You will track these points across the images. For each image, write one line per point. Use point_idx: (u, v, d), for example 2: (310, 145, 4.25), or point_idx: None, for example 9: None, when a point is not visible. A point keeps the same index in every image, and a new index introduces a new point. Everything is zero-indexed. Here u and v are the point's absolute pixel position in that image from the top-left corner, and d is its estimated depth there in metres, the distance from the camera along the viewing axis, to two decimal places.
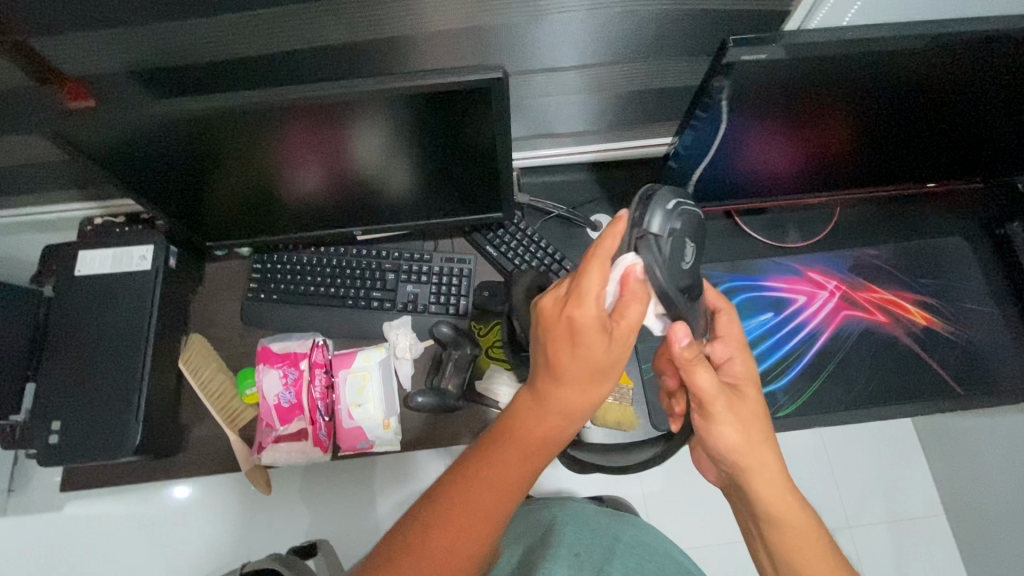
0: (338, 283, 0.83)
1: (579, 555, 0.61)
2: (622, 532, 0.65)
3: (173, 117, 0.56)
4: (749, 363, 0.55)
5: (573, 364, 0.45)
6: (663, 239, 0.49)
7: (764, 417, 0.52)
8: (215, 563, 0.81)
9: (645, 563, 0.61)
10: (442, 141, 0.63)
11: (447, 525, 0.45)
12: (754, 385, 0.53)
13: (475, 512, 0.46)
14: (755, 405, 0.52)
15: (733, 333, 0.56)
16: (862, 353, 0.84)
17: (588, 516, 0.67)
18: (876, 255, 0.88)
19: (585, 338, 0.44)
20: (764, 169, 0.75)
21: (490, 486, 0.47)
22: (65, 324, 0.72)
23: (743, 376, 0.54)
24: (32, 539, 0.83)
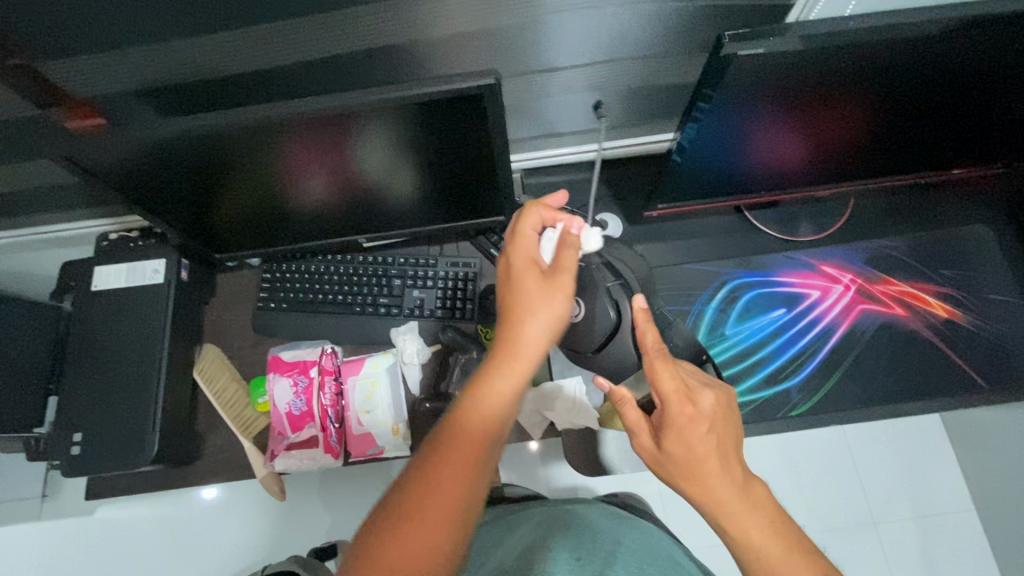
0: (346, 290, 0.83)
1: (582, 559, 0.55)
2: (625, 537, 0.60)
3: (182, 137, 0.57)
4: (677, 411, 0.50)
5: (508, 300, 0.54)
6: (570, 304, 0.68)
7: (694, 460, 0.49)
8: (243, 563, 0.84)
9: (648, 567, 0.55)
10: (442, 146, 0.63)
11: (424, 515, 0.44)
12: (679, 432, 0.50)
13: (445, 498, 0.45)
14: (680, 450, 0.50)
15: (663, 382, 0.51)
16: (881, 347, 0.82)
17: (589, 522, 0.62)
18: (893, 246, 0.85)
19: (522, 276, 0.54)
20: (772, 160, 0.73)
21: (454, 473, 0.46)
22: (85, 338, 0.74)
23: (672, 424, 0.50)
24: (70, 541, 0.87)
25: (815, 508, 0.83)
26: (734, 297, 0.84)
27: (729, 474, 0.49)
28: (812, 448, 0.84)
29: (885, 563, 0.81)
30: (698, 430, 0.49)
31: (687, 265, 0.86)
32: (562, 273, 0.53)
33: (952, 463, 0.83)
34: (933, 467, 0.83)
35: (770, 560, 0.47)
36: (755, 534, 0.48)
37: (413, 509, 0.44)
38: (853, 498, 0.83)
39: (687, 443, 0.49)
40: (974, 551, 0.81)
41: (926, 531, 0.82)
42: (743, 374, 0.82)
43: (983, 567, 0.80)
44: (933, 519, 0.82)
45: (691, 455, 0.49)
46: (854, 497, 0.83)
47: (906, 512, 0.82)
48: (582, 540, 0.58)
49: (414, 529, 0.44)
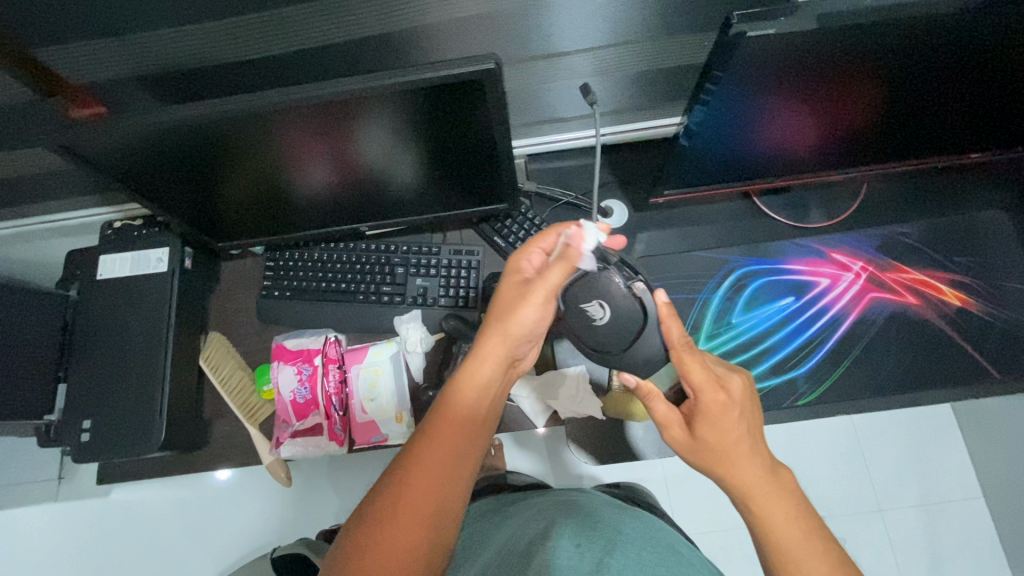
0: (349, 278, 0.83)
1: (581, 545, 0.53)
2: (625, 526, 0.58)
3: (180, 126, 0.56)
4: (710, 396, 0.52)
5: (499, 317, 0.57)
6: (590, 308, 0.66)
7: (726, 443, 0.50)
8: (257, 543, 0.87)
9: (647, 554, 0.53)
10: (441, 133, 0.62)
11: (396, 514, 0.47)
12: (713, 417, 0.51)
13: (416, 497, 0.47)
14: (714, 437, 0.51)
15: (698, 374, 0.53)
16: (891, 336, 0.80)
17: (590, 512, 0.60)
18: (907, 232, 0.83)
19: (511, 289, 0.58)
20: (782, 145, 0.71)
21: (426, 473, 0.48)
22: (92, 327, 0.74)
23: (707, 411, 0.51)
24: (84, 522, 0.89)
25: (819, 496, 0.83)
26: (742, 285, 0.83)
27: (758, 457, 0.49)
28: (817, 436, 0.84)
29: (891, 551, 0.81)
30: (730, 415, 0.51)
31: (694, 252, 0.84)
32: (545, 285, 0.58)
33: (961, 452, 0.82)
34: (942, 456, 0.82)
35: (787, 546, 0.45)
36: (778, 516, 0.47)
37: (386, 504, 0.47)
38: (858, 485, 0.83)
39: (720, 428, 0.50)
40: (979, 539, 0.81)
41: (932, 519, 0.81)
42: (750, 363, 0.81)
43: (988, 554, 0.80)
44: (938, 507, 0.82)
45: (724, 438, 0.50)
46: (859, 484, 0.83)
47: (912, 499, 0.82)
48: (582, 526, 0.57)
49: (384, 524, 0.46)
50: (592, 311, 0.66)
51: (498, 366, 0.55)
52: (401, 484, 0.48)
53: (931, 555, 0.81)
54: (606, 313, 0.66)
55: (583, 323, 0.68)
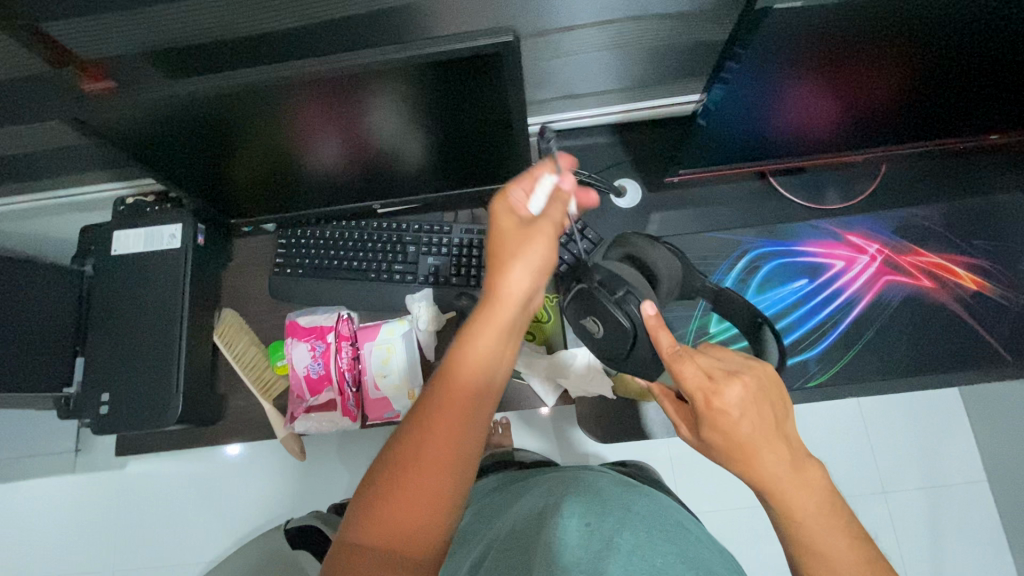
0: (361, 256, 0.83)
1: (590, 525, 0.48)
2: (634, 504, 0.54)
3: (193, 100, 0.56)
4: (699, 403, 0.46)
5: (501, 263, 0.52)
6: (588, 326, 0.60)
7: (731, 447, 0.45)
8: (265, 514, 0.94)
9: (657, 533, 0.49)
10: (456, 110, 0.61)
11: (415, 479, 0.45)
12: (714, 421, 0.46)
13: (432, 462, 0.45)
14: (719, 440, 0.46)
15: (686, 377, 0.47)
16: (905, 319, 0.79)
17: (596, 488, 0.56)
18: (925, 214, 0.82)
19: (508, 231, 0.54)
20: (802, 124, 0.69)
21: (440, 438, 0.46)
22: (107, 302, 0.75)
23: (705, 416, 0.47)
24: (103, 491, 0.98)
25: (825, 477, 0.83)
26: (756, 266, 0.82)
27: (774, 453, 0.44)
28: (823, 418, 0.84)
29: (893, 531, 0.82)
30: (731, 419, 0.45)
31: (707, 232, 0.84)
32: (545, 223, 0.54)
33: (968, 436, 0.83)
34: (947, 439, 0.83)
35: (807, 536, 0.44)
36: (800, 512, 0.44)
37: (403, 468, 0.45)
38: (863, 467, 0.83)
39: (723, 431, 0.46)
40: (983, 521, 0.81)
41: (935, 499, 0.82)
42: None
43: (992, 534, 0.81)
44: (942, 488, 0.83)
45: (728, 441, 0.46)
46: (864, 466, 0.83)
47: (915, 480, 0.83)
48: (591, 504, 0.52)
49: (404, 493, 0.45)
50: (588, 328, 0.60)
51: (508, 310, 0.51)
52: (416, 445, 0.46)
53: (934, 536, 0.82)
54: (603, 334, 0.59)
55: (580, 334, 0.63)
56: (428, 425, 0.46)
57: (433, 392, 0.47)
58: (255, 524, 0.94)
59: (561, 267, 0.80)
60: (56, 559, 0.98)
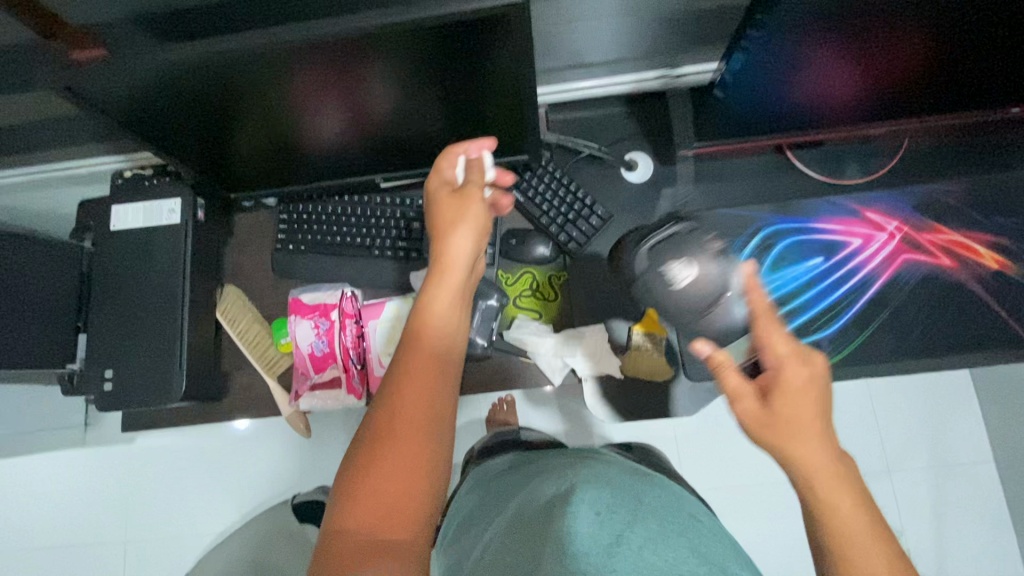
0: (365, 232, 0.82)
1: (601, 515, 0.45)
2: (645, 494, 0.50)
3: (185, 67, 0.53)
4: (796, 368, 0.44)
5: (444, 231, 0.56)
6: (679, 270, 0.60)
7: (799, 424, 0.42)
8: (274, 484, 0.98)
9: (669, 526, 0.45)
10: (460, 77, 0.58)
11: (396, 444, 0.45)
12: (796, 389, 0.43)
13: (410, 420, 0.46)
14: (793, 414, 0.42)
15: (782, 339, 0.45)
16: (922, 299, 0.77)
17: (605, 475, 0.52)
18: (946, 190, 0.79)
19: (445, 202, 0.58)
20: (822, 95, 0.66)
21: (412, 395, 0.47)
22: (107, 277, 0.74)
23: (791, 381, 0.44)
24: (114, 463, 1.00)
25: None
26: (769, 244, 0.80)
27: (831, 444, 0.42)
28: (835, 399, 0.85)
29: (899, 510, 0.85)
30: (808, 392, 0.43)
31: (721, 209, 0.81)
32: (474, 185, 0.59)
33: (976, 417, 0.84)
34: (956, 419, 0.84)
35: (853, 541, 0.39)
36: (843, 519, 0.39)
37: (384, 436, 0.45)
38: (871, 447, 0.85)
39: (801, 403, 0.43)
40: (987, 501, 0.84)
41: (943, 478, 0.84)
42: None
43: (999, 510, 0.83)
44: (953, 468, 0.85)
45: (803, 414, 0.42)
46: (872, 447, 0.85)
47: (924, 462, 0.85)
48: (602, 489, 0.48)
49: (388, 459, 0.44)
50: (678, 270, 0.60)
51: (457, 273, 0.54)
52: (392, 409, 0.47)
53: (937, 513, 0.84)
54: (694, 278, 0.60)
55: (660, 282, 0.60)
56: (399, 386, 0.48)
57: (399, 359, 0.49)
58: (267, 493, 0.98)
59: (569, 244, 0.78)
60: (75, 525, 1.01)
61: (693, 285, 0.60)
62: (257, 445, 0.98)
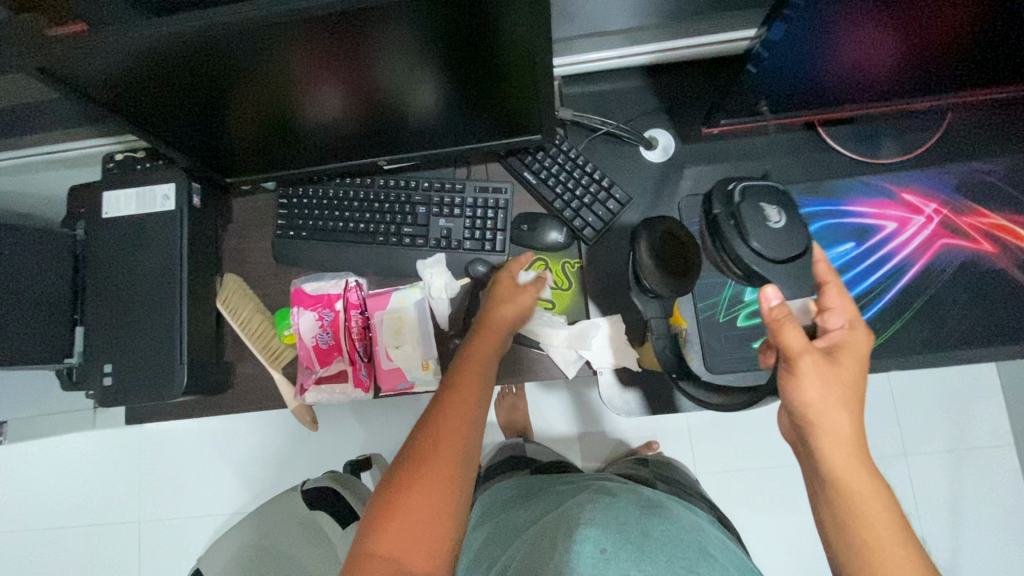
0: (368, 218, 0.78)
1: (606, 551, 0.46)
2: (653, 525, 0.49)
3: (169, 44, 0.49)
4: (860, 334, 0.46)
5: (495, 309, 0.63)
6: (770, 213, 0.52)
7: (859, 381, 0.44)
8: (288, 468, 0.98)
9: (677, 562, 0.45)
10: (469, 50, 0.53)
11: (429, 473, 0.47)
12: (857, 354, 0.45)
13: (445, 454, 0.49)
14: (854, 373, 0.44)
15: (847, 303, 0.47)
16: (958, 287, 0.72)
17: (610, 505, 0.52)
18: (990, 169, 0.73)
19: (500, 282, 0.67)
20: (863, 71, 0.61)
21: (450, 434, 0.50)
22: (102, 267, 0.71)
23: (851, 345, 0.46)
24: (126, 448, 1.00)
25: None
26: None
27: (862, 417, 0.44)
28: None
29: (912, 488, 0.91)
30: (861, 359, 0.46)
31: None
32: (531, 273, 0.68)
33: (996, 404, 0.91)
34: (971, 409, 0.91)
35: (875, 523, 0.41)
36: (858, 486, 0.42)
37: (419, 463, 0.48)
38: (890, 434, 0.91)
39: (858, 363, 0.45)
40: (998, 482, 0.90)
41: (959, 460, 0.91)
42: None
43: (1003, 485, 0.90)
44: (970, 451, 0.91)
45: (859, 377, 0.44)
46: (891, 432, 0.91)
47: (942, 446, 0.91)
48: (606, 525, 0.49)
49: (417, 487, 0.46)
50: (767, 212, 0.52)
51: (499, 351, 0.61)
52: (433, 440, 0.50)
53: (955, 494, 0.90)
54: (785, 226, 0.52)
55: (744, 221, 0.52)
56: (438, 420, 0.51)
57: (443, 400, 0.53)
58: (281, 477, 0.98)
59: (585, 229, 0.75)
60: (87, 511, 1.01)
61: (779, 233, 0.52)
62: (269, 431, 0.98)
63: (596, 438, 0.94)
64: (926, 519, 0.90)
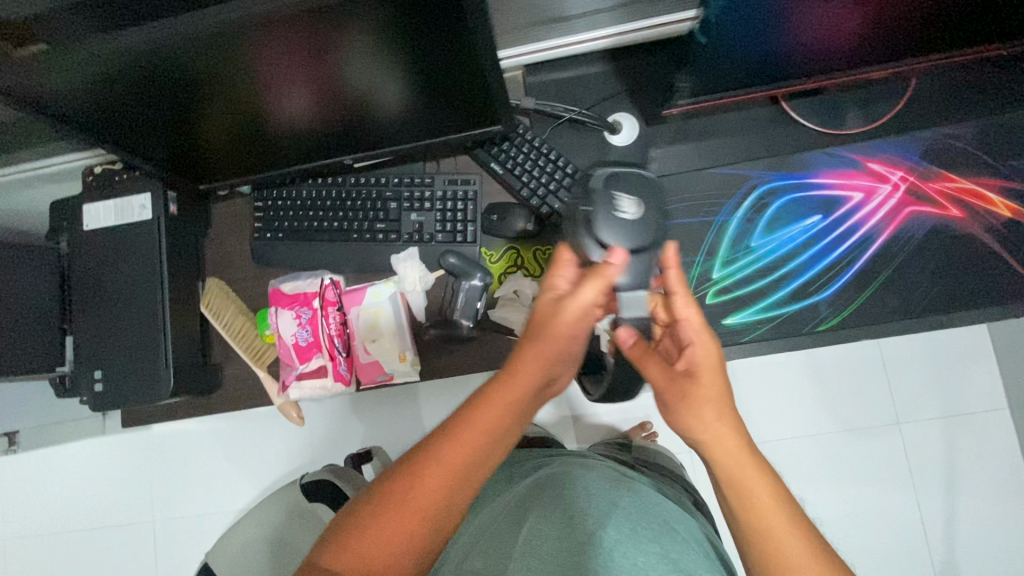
0: (341, 216, 0.79)
1: (574, 518, 0.48)
2: (620, 495, 0.51)
3: (130, 57, 0.50)
4: (713, 344, 0.48)
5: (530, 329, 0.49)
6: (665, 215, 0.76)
7: (714, 395, 0.47)
8: (285, 463, 1.01)
9: (640, 527, 0.46)
10: (422, 43, 0.54)
11: (400, 517, 0.43)
12: (711, 368, 0.48)
13: (423, 500, 0.43)
14: (712, 387, 0.47)
15: (694, 313, 0.49)
16: (926, 253, 0.73)
17: (578, 478, 0.54)
18: (956, 133, 0.73)
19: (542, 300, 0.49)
20: (824, 33, 0.59)
21: (433, 484, 0.43)
22: (86, 278, 0.73)
23: (705, 360, 0.48)
24: (132, 451, 1.04)
25: None
26: (764, 205, 0.76)
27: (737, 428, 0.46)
28: (827, 361, 0.91)
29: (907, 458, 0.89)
30: (719, 368, 0.48)
31: (711, 168, 0.76)
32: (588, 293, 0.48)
33: (989, 369, 0.87)
34: (966, 375, 0.88)
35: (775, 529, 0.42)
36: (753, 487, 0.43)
37: (395, 501, 0.43)
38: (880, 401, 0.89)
39: (713, 374, 0.48)
40: (995, 449, 0.87)
41: (953, 428, 0.88)
42: (769, 288, 0.75)
43: (1001, 453, 0.87)
44: (962, 417, 0.88)
45: (719, 389, 0.47)
46: (881, 400, 0.89)
47: (936, 412, 0.89)
48: (572, 497, 0.50)
49: (382, 524, 0.43)
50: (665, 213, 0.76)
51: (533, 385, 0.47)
52: (411, 482, 0.43)
53: (949, 462, 0.88)
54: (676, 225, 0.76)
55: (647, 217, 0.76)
56: (425, 463, 0.44)
57: (439, 439, 0.45)
58: (278, 472, 1.01)
59: (552, 217, 0.75)
60: (95, 511, 1.05)
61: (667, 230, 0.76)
62: (265, 429, 1.01)
63: (591, 426, 0.94)
64: (921, 491, 0.88)
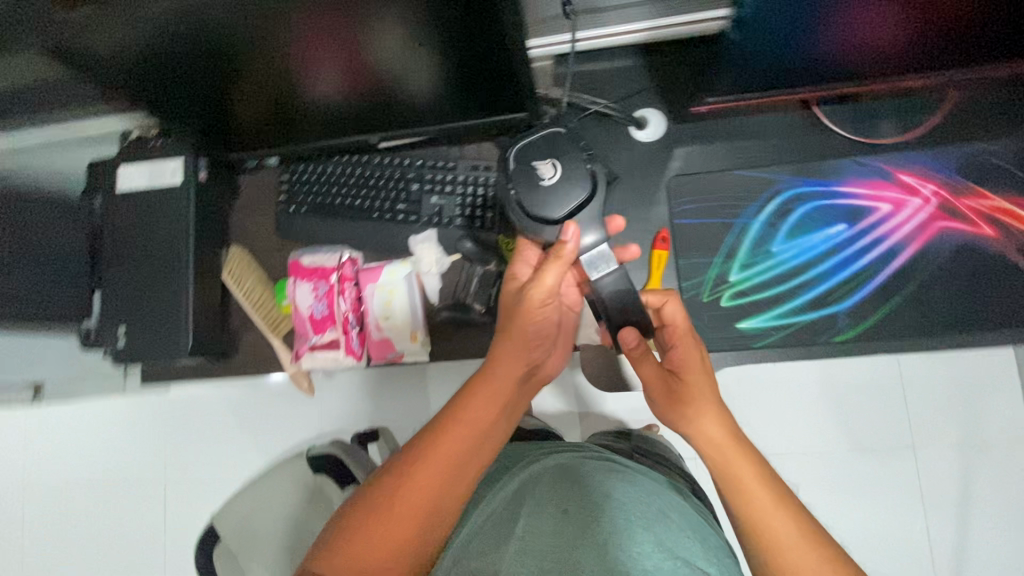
0: (364, 195, 0.81)
1: (569, 511, 0.48)
2: (615, 486, 0.50)
3: (169, 20, 0.52)
4: (692, 345, 0.60)
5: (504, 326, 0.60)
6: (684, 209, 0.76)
7: (700, 394, 0.57)
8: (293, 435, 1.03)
9: (634, 520, 0.46)
10: (453, 26, 0.55)
11: (398, 513, 0.50)
12: (694, 369, 0.59)
13: (416, 493, 0.51)
14: (697, 386, 0.58)
15: (678, 318, 0.60)
16: (954, 270, 0.71)
17: (577, 465, 0.53)
18: (995, 149, 0.71)
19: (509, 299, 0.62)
20: (862, 33, 0.57)
21: (426, 477, 0.51)
22: (115, 237, 0.76)
23: (689, 361, 0.59)
24: (147, 411, 1.07)
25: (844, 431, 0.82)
26: (788, 210, 0.74)
27: (721, 421, 0.55)
28: None
29: None
30: (699, 366, 0.59)
31: (736, 169, 0.76)
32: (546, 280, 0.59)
33: None
34: None
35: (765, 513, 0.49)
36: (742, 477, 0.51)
37: (391, 497, 0.51)
38: None
39: (696, 372, 0.58)
40: None
41: None
42: (786, 295, 0.74)
43: None
44: None
45: (701, 386, 0.58)
46: None
47: None
48: (569, 487, 0.50)
49: (381, 519, 0.50)
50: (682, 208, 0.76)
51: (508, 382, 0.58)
52: (405, 480, 0.51)
53: None
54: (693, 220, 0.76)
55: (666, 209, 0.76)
56: (416, 460, 0.52)
57: (431, 437, 0.53)
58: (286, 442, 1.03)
59: None
60: (109, 466, 1.09)
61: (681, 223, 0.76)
62: (276, 399, 1.03)
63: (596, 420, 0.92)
64: None
